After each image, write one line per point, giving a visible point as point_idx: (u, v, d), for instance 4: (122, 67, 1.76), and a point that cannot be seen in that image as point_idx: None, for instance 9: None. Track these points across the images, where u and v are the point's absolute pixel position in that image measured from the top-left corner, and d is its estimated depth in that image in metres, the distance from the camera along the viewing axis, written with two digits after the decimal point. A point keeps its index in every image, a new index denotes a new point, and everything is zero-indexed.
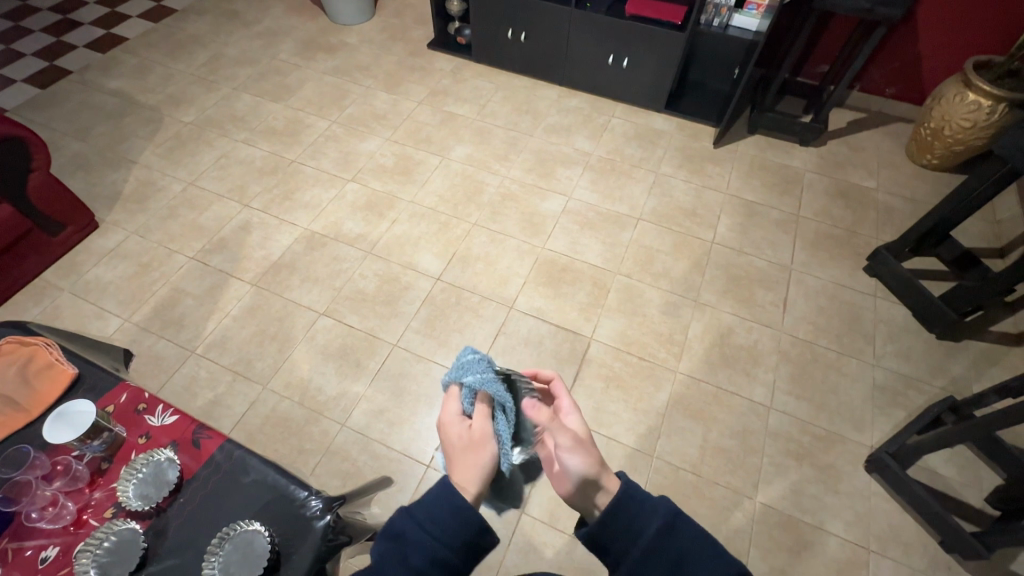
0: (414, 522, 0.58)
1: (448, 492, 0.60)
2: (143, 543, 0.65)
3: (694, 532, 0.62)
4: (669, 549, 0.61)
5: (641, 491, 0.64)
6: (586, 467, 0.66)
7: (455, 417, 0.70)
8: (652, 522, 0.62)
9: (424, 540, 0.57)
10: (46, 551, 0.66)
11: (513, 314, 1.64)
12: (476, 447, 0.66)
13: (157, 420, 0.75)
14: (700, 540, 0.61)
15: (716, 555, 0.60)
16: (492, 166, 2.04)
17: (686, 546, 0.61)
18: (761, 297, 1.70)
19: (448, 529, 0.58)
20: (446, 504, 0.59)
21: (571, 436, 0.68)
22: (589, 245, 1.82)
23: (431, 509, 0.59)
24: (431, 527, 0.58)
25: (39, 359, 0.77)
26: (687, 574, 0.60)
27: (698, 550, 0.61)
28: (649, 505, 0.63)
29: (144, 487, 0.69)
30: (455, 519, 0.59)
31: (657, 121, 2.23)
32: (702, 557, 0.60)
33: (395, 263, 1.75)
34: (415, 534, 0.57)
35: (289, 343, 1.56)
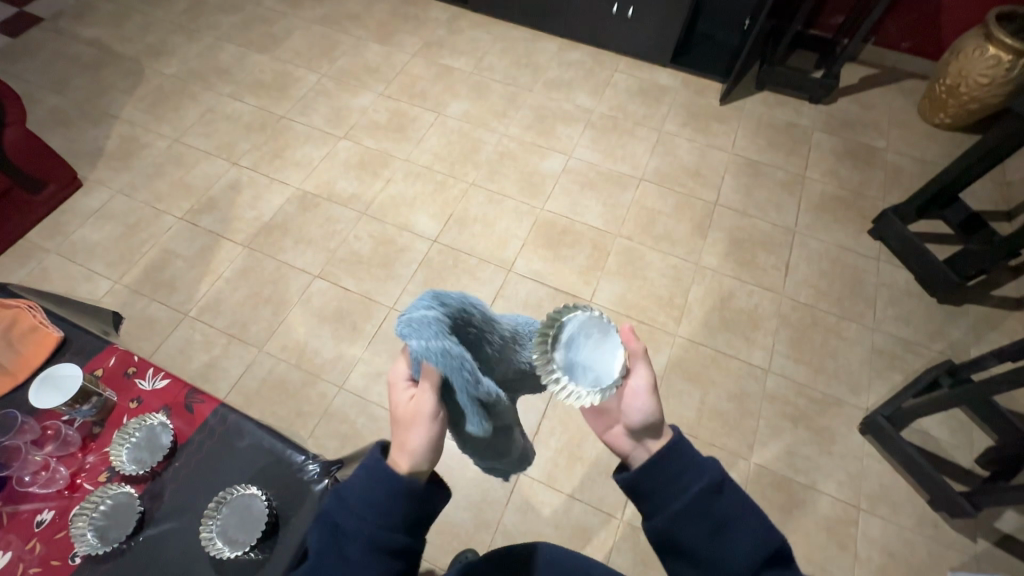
0: (347, 510, 0.57)
1: (375, 475, 0.56)
2: (139, 507, 0.65)
3: (738, 499, 0.62)
4: (712, 512, 0.61)
5: (690, 449, 0.63)
6: (652, 418, 0.63)
7: (400, 380, 0.57)
8: (697, 482, 0.62)
9: (360, 527, 0.56)
10: (41, 514, 0.65)
11: (511, 277, 1.61)
12: (410, 424, 0.56)
13: (148, 384, 0.73)
14: (742, 505, 0.61)
15: (755, 523, 0.61)
16: (490, 123, 1.97)
17: (728, 510, 0.61)
18: (763, 261, 1.67)
19: (380, 511, 0.56)
20: (376, 488, 0.56)
21: (648, 383, 0.63)
22: (589, 207, 1.77)
23: (362, 495, 0.56)
24: (363, 514, 0.56)
25: (21, 322, 0.74)
26: (724, 535, 0.60)
27: (739, 516, 0.61)
28: (696, 465, 0.63)
29: (137, 452, 0.67)
30: (389, 500, 0.56)
31: (661, 76, 2.14)
32: (742, 524, 0.61)
33: (391, 224, 1.70)
34: (349, 521, 0.56)
35: (284, 306, 1.54)
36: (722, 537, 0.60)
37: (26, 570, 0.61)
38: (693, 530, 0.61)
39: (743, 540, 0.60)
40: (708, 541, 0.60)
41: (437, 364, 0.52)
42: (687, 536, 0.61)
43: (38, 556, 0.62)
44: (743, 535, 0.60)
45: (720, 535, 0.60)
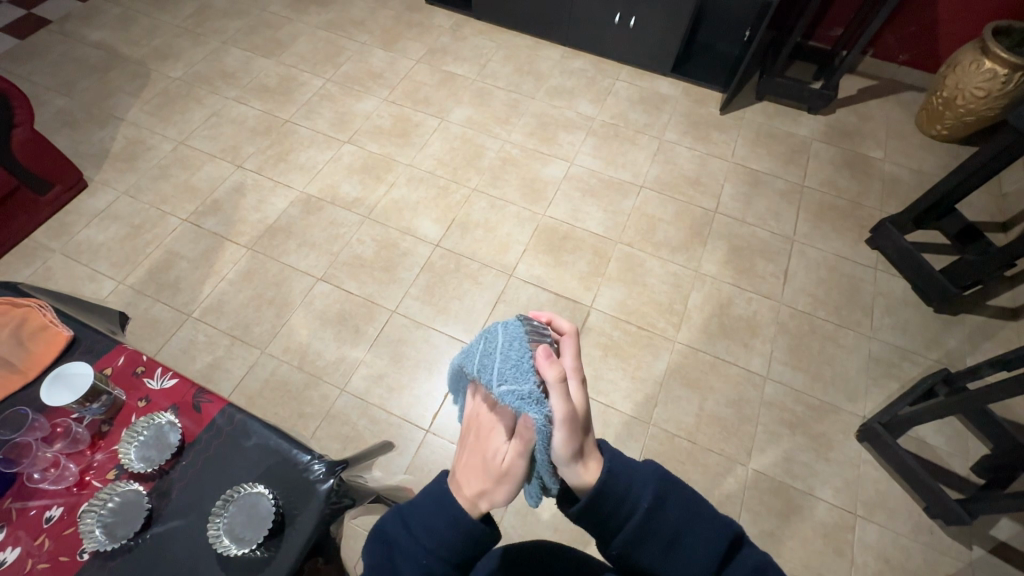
0: (408, 531, 0.58)
1: (443, 504, 0.58)
2: (147, 503, 0.66)
3: (683, 500, 0.62)
4: (663, 522, 0.61)
5: (628, 463, 0.63)
6: (569, 451, 0.57)
7: (502, 428, 0.59)
8: (641, 497, 0.61)
9: (414, 548, 0.57)
10: (50, 510, 0.66)
11: (513, 281, 1.63)
12: (502, 480, 0.57)
13: (155, 383, 0.75)
14: (689, 507, 0.62)
15: (704, 518, 0.62)
16: (492, 129, 1.99)
17: (676, 520, 0.61)
18: (762, 269, 1.69)
19: (440, 543, 0.57)
20: (439, 515, 0.58)
21: (561, 421, 0.55)
22: (590, 213, 1.79)
23: (423, 519, 0.58)
24: (427, 541, 0.57)
25: (32, 321, 0.76)
26: (679, 546, 0.61)
27: (686, 518, 0.62)
28: (638, 478, 0.62)
29: (145, 450, 0.68)
30: (450, 530, 0.57)
31: (662, 86, 2.16)
32: (690, 525, 0.61)
33: (393, 228, 1.72)
34: (407, 542, 0.58)
35: (287, 308, 1.55)
36: (678, 545, 0.61)
37: (34, 565, 0.62)
38: (649, 547, 0.61)
39: (697, 541, 0.61)
40: (665, 554, 0.61)
41: (531, 407, 0.54)
42: (648, 552, 0.61)
43: (47, 552, 0.63)
44: (696, 536, 0.61)
45: (676, 544, 0.61)
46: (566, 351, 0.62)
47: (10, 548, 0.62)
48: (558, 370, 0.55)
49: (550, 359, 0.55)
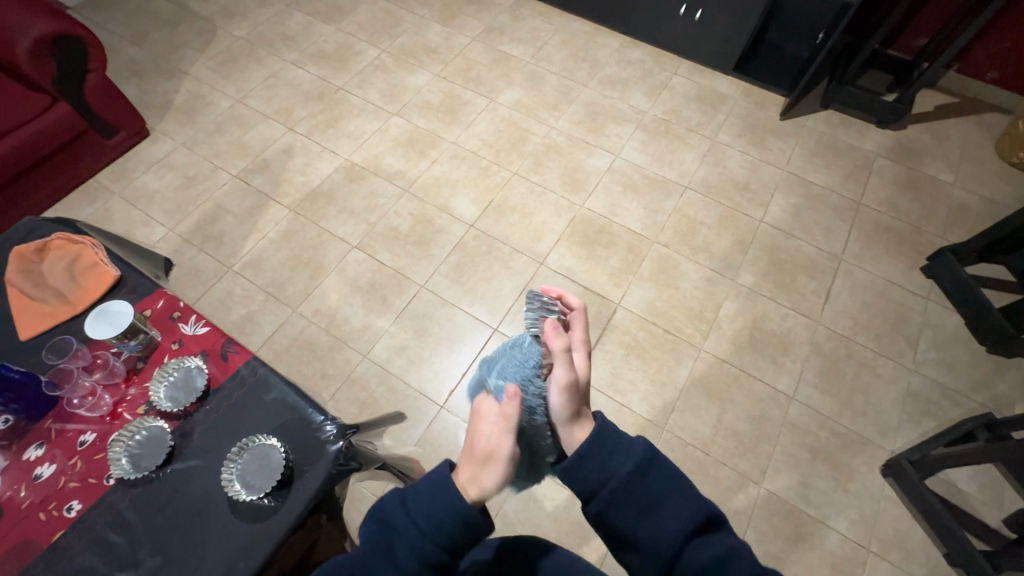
0: (405, 512, 0.59)
1: (442, 491, 0.58)
2: (170, 441, 0.69)
3: (664, 476, 0.62)
4: (642, 491, 0.61)
5: (615, 433, 0.64)
6: (568, 412, 0.62)
7: (489, 414, 0.60)
8: (622, 468, 0.61)
9: (411, 532, 0.57)
10: (84, 435, 0.70)
11: (542, 271, 1.62)
12: (487, 463, 0.58)
13: (189, 329, 0.78)
14: (671, 483, 0.62)
15: (683, 496, 0.61)
16: (540, 115, 1.96)
17: (655, 493, 0.61)
18: (803, 285, 1.62)
19: (437, 529, 0.57)
20: (439, 503, 0.57)
21: (560, 379, 0.61)
22: (629, 209, 1.75)
23: (423, 504, 0.58)
24: (423, 523, 0.57)
25: (85, 258, 0.81)
26: (655, 517, 0.60)
27: (667, 490, 0.61)
28: (621, 447, 0.63)
29: (175, 390, 0.73)
30: (445, 517, 0.57)
31: (721, 84, 2.08)
32: (670, 499, 0.61)
33: (430, 204, 1.74)
34: (404, 524, 0.58)
35: (321, 272, 1.59)
36: (654, 514, 0.61)
37: (67, 483, 0.67)
38: (625, 513, 0.61)
39: (676, 514, 0.60)
40: (642, 525, 0.60)
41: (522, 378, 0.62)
42: (627, 521, 0.61)
43: (78, 473, 0.68)
44: (675, 511, 0.60)
45: (652, 517, 0.60)
46: (576, 324, 0.69)
47: (48, 464, 0.68)
48: (564, 342, 0.63)
49: (558, 333, 0.64)
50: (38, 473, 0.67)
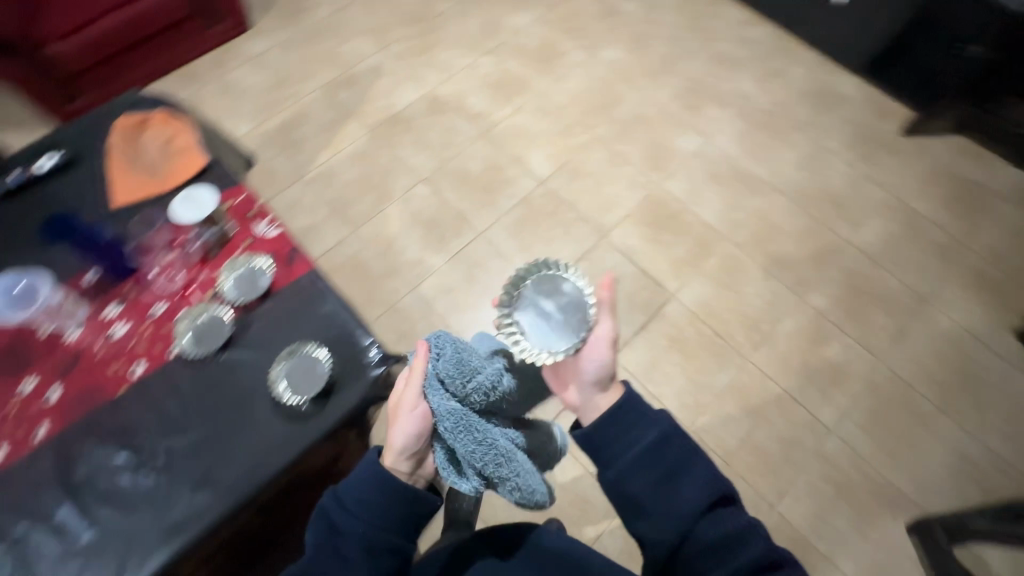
0: (347, 507, 0.69)
1: (377, 478, 0.68)
2: (230, 329, 0.73)
3: (684, 450, 0.71)
4: (663, 462, 0.70)
5: (642, 408, 0.72)
6: (610, 369, 0.74)
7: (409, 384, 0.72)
8: (645, 436, 0.70)
9: (354, 527, 0.67)
10: (156, 306, 0.75)
11: (603, 244, 1.57)
12: (394, 422, 0.68)
13: (262, 229, 0.81)
14: (689, 456, 0.70)
15: (701, 471, 0.69)
16: (636, 81, 1.85)
17: (673, 465, 0.70)
18: (875, 319, 1.51)
19: (378, 514, 0.67)
20: (373, 493, 0.67)
21: (609, 336, 0.74)
22: (708, 199, 1.66)
23: (359, 497, 0.68)
24: (363, 513, 0.67)
25: (179, 141, 0.85)
26: (673, 485, 0.69)
27: (685, 463, 0.70)
28: (647, 420, 0.71)
29: (240, 284, 0.76)
30: (381, 497, 0.68)
31: (844, 83, 1.88)
32: (687, 471, 0.69)
33: (505, 153, 1.70)
34: (346, 520, 0.68)
35: (387, 198, 1.61)
36: (670, 482, 0.69)
37: (135, 345, 0.73)
38: (645, 479, 0.69)
39: (693, 486, 0.69)
40: (658, 492, 0.69)
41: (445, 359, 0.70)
42: (643, 486, 0.69)
43: (147, 339, 0.73)
44: (690, 482, 0.69)
45: (669, 485, 0.69)
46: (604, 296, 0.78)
47: (122, 325, 0.74)
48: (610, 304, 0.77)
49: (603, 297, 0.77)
50: (113, 331, 0.73)
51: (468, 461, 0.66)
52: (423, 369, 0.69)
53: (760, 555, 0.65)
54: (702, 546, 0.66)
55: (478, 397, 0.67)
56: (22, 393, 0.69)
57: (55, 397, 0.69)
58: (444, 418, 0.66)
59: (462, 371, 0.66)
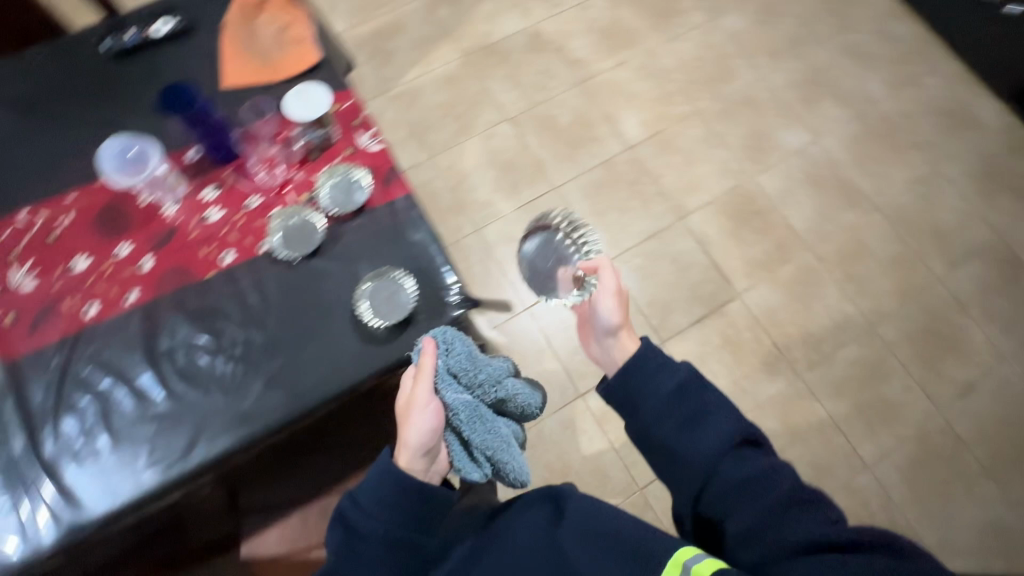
0: (360, 510, 0.64)
1: (388, 479, 0.63)
2: (321, 237, 0.72)
3: (705, 395, 0.65)
4: (682, 407, 0.65)
5: (660, 355, 0.69)
6: (616, 321, 0.78)
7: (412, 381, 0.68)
8: (666, 382, 0.67)
9: (371, 526, 0.63)
10: (251, 198, 0.74)
11: (678, 226, 1.50)
12: (407, 420, 0.64)
13: (364, 141, 0.78)
14: (715, 401, 0.65)
15: (723, 414, 0.64)
16: (754, 57, 1.69)
17: (694, 409, 0.65)
18: (944, 367, 1.43)
19: (394, 511, 0.63)
20: (385, 491, 0.63)
21: (607, 287, 0.79)
22: (799, 203, 1.55)
23: (370, 496, 0.63)
24: (380, 514, 0.63)
25: (295, 30, 0.81)
26: (696, 429, 0.64)
27: (707, 407, 0.64)
28: (665, 367, 0.68)
29: (335, 194, 0.74)
30: (394, 497, 0.63)
31: (984, 106, 1.68)
32: (708, 413, 0.64)
33: (597, 108, 1.61)
34: (363, 522, 0.63)
35: (467, 131, 1.55)
36: (692, 425, 0.64)
37: (227, 233, 0.72)
38: (664, 425, 0.65)
39: (715, 427, 0.63)
40: (678, 437, 0.64)
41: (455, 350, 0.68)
42: (661, 432, 0.65)
43: (239, 229, 0.73)
44: (711, 424, 0.63)
45: (689, 429, 0.64)
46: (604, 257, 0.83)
47: (217, 210, 0.73)
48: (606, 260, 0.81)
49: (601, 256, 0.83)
50: (208, 214, 0.73)
51: (480, 449, 0.66)
52: (432, 364, 0.65)
53: (793, 498, 0.56)
54: (724, 491, 0.60)
55: (487, 389, 0.67)
56: (118, 256, 0.71)
57: (147, 267, 0.70)
58: (460, 409, 0.65)
59: (476, 362, 0.66)
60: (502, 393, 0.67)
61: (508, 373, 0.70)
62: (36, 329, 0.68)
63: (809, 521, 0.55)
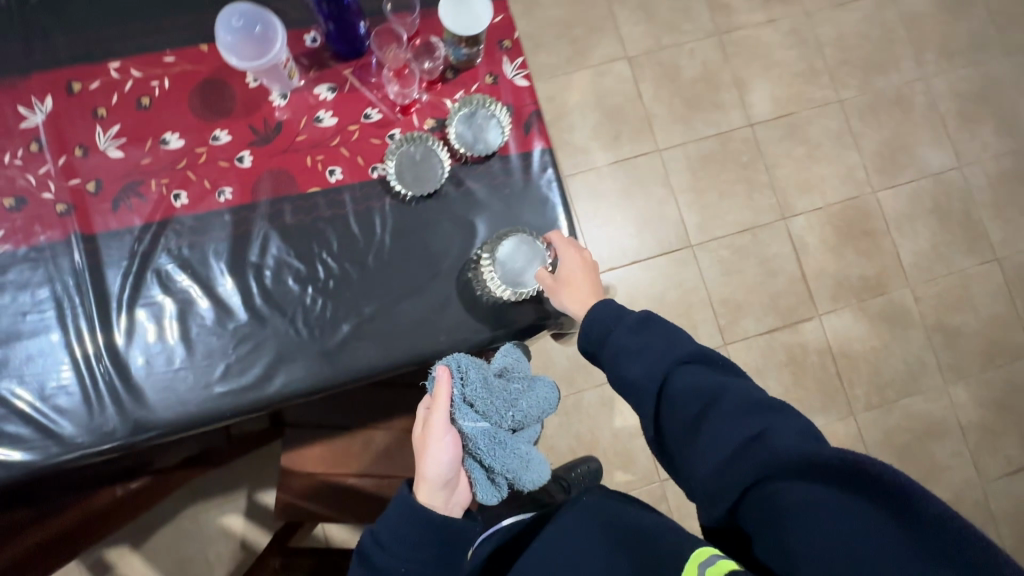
0: (379, 546, 0.61)
1: (408, 514, 0.60)
2: (442, 179, 0.63)
3: (657, 330, 0.61)
4: (633, 341, 0.60)
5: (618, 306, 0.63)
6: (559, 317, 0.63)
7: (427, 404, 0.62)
8: (625, 317, 0.62)
9: (392, 562, 0.61)
10: (370, 110, 0.63)
11: (778, 226, 1.37)
12: (422, 453, 0.60)
13: (509, 71, 0.65)
14: (674, 337, 0.60)
15: (670, 347, 0.59)
16: (924, 52, 1.45)
17: (646, 343, 0.60)
18: (1003, 442, 1.35)
19: (413, 547, 0.61)
20: (404, 527, 0.61)
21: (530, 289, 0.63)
22: (916, 233, 1.40)
23: (389, 531, 0.61)
24: (399, 551, 0.61)
25: None
26: (643, 361, 0.59)
27: (660, 342, 0.60)
28: (619, 310, 0.63)
29: (465, 130, 0.63)
30: (416, 531, 0.60)
31: None
32: (653, 345, 0.60)
33: (730, 69, 1.40)
34: (384, 561, 0.61)
35: (580, 60, 1.37)
36: (636, 356, 0.60)
37: (337, 146, 0.63)
38: (612, 357, 0.61)
39: (657, 356, 0.59)
40: (622, 371, 0.60)
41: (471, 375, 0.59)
42: (622, 367, 0.60)
43: (350, 144, 0.63)
44: (654, 352, 0.59)
45: (633, 361, 0.59)
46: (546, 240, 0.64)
47: (329, 114, 0.63)
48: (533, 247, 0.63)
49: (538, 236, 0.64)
50: (319, 117, 0.63)
51: (500, 474, 0.60)
52: (448, 393, 0.59)
53: (755, 422, 0.51)
54: (686, 428, 0.55)
55: (506, 416, 0.59)
56: (214, 142, 0.62)
57: (246, 163, 0.62)
58: (477, 437, 0.59)
59: (493, 387, 0.59)
60: (518, 415, 0.59)
61: (528, 390, 0.60)
62: (119, 204, 0.60)
63: (777, 439, 0.49)
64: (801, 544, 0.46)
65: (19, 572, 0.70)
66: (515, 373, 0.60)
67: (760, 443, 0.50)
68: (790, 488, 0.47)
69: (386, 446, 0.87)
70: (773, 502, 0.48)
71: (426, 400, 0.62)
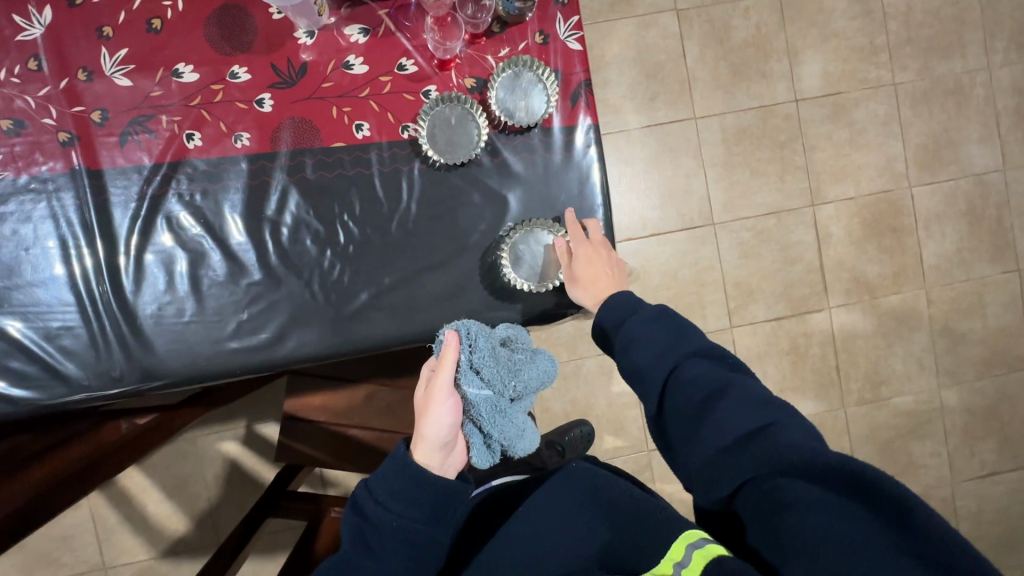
0: (372, 499, 0.56)
1: (404, 469, 0.55)
2: (478, 149, 0.58)
3: (671, 322, 0.56)
4: (642, 331, 0.56)
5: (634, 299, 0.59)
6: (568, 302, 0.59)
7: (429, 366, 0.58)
8: (639, 305, 0.58)
9: (385, 518, 0.55)
10: (406, 60, 0.58)
11: (805, 213, 1.32)
12: (422, 415, 0.56)
13: (561, 31, 0.59)
14: (687, 332, 0.56)
15: (684, 342, 0.55)
16: (994, 38, 1.33)
17: (658, 337, 0.55)
18: (982, 447, 1.40)
19: (408, 504, 0.55)
20: (399, 481, 0.55)
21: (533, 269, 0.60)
22: (944, 234, 1.36)
23: (383, 483, 0.56)
24: (392, 506, 0.55)
25: None
26: (650, 354, 0.55)
27: (672, 337, 0.55)
28: (631, 300, 0.58)
29: (508, 95, 0.57)
30: (413, 487, 0.55)
31: None
32: (664, 338, 0.55)
33: (785, 35, 1.29)
34: (376, 514, 0.55)
35: (625, 7, 1.25)
36: (642, 346, 0.55)
37: (366, 97, 0.58)
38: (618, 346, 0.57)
39: (667, 349, 0.55)
40: (626, 364, 0.56)
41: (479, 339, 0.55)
42: (629, 354, 0.55)
43: (381, 97, 0.58)
44: (664, 344, 0.55)
45: (639, 352, 0.55)
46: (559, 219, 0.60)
47: (360, 60, 0.57)
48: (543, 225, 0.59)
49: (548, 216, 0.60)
50: (348, 62, 0.57)
51: (497, 442, 0.57)
52: (454, 358, 0.54)
53: (760, 418, 0.48)
54: (688, 417, 0.50)
55: (511, 386, 0.55)
56: (232, 80, 0.56)
57: (266, 107, 0.57)
58: (480, 404, 0.55)
59: (500, 357, 0.55)
60: (522, 385, 0.55)
61: (534, 359, 0.56)
62: (126, 139, 0.56)
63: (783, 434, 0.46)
64: (799, 543, 0.41)
65: (38, 503, 0.64)
66: (519, 343, 0.56)
67: (765, 436, 0.46)
68: (791, 485, 0.43)
69: (388, 401, 0.88)
70: (774, 498, 0.43)
71: (431, 360, 0.58)
